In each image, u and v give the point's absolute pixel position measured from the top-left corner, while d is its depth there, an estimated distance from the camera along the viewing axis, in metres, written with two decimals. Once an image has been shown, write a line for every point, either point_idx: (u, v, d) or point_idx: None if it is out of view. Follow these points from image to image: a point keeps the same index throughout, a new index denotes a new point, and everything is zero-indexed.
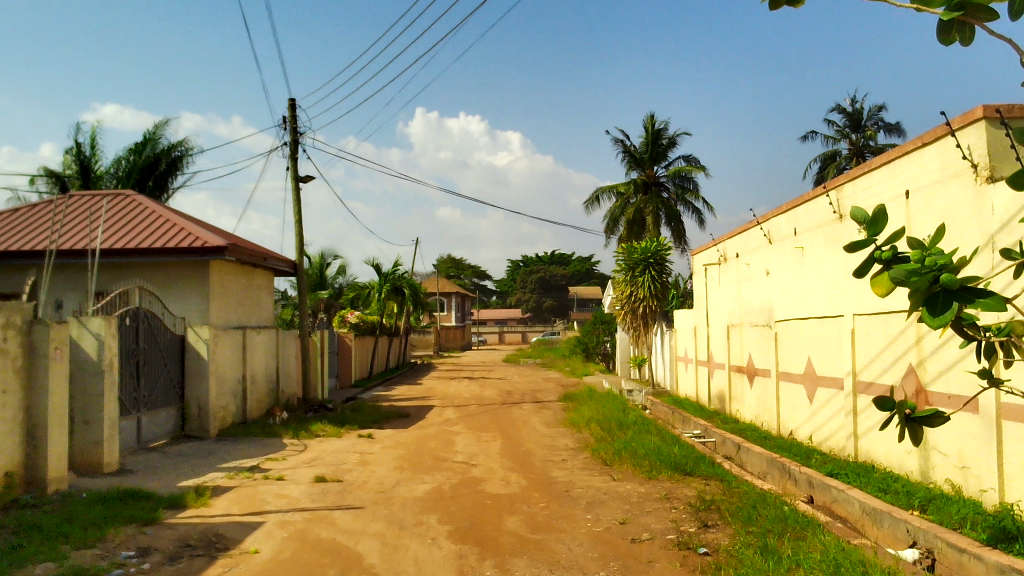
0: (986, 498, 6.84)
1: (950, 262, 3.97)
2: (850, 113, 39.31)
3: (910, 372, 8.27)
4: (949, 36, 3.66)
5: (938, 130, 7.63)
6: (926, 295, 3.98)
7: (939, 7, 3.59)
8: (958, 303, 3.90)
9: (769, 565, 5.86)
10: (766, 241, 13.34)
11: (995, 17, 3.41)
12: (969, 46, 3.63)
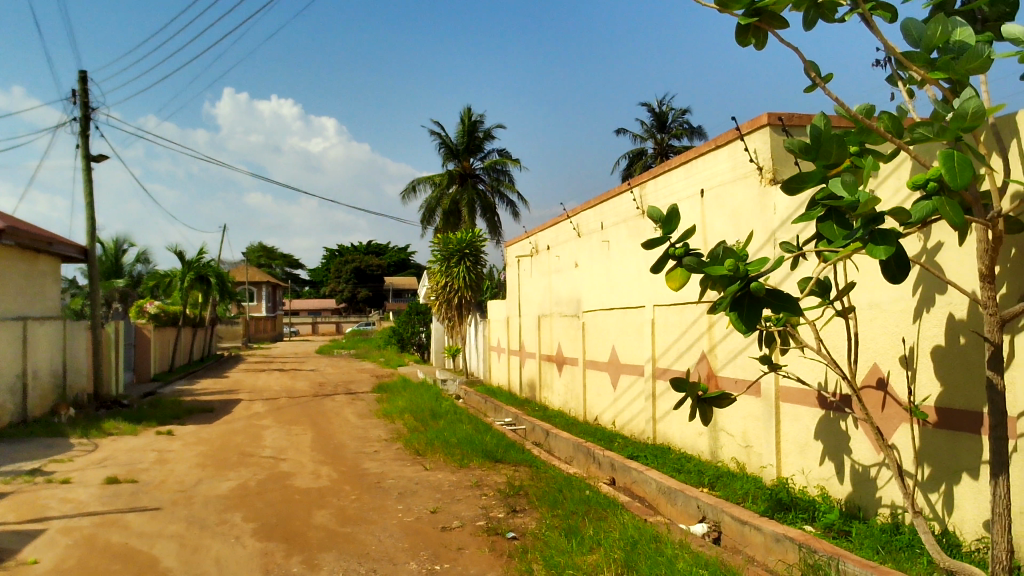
0: (765, 474, 7.47)
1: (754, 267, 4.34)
2: (655, 114, 41.48)
3: (702, 359, 8.87)
4: (746, 38, 4.49)
5: (729, 134, 8.21)
6: (733, 301, 4.39)
7: (739, 11, 4.33)
8: (760, 307, 4.36)
9: (571, 546, 6.09)
10: (575, 235, 13.84)
11: (783, 26, 4.25)
12: (760, 48, 4.49)
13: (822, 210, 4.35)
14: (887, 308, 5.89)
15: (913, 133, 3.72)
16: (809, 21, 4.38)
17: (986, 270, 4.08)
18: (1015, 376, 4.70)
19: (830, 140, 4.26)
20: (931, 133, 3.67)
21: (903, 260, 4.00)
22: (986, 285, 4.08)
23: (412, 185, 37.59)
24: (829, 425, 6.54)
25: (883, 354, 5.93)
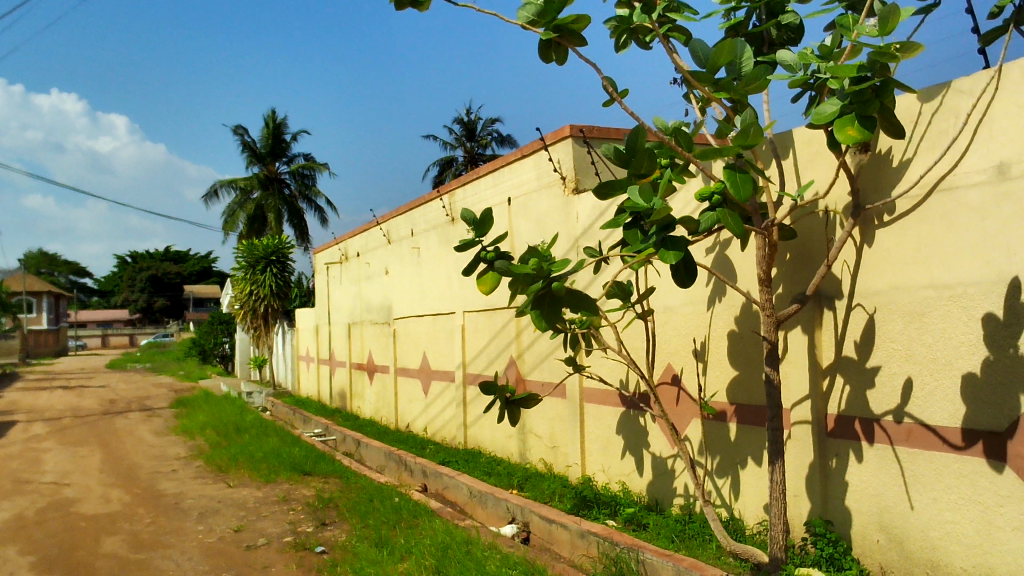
0: (571, 472, 7.74)
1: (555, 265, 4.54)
2: (465, 123, 42.03)
3: (511, 363, 9.08)
4: (549, 54, 4.65)
5: (534, 144, 8.47)
6: (537, 299, 4.59)
7: (541, 28, 4.48)
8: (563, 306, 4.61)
9: (382, 556, 6.03)
10: (385, 241, 13.74)
11: (582, 43, 4.43)
12: (563, 64, 4.66)
13: (629, 217, 4.51)
14: (679, 311, 6.29)
15: (702, 150, 3.97)
16: (623, 44, 4.70)
17: (764, 275, 4.49)
18: (789, 371, 5.15)
19: (644, 152, 4.37)
20: (715, 152, 3.94)
21: (690, 265, 4.28)
22: (763, 288, 4.49)
23: (213, 188, 35.86)
24: (630, 422, 6.88)
25: (676, 353, 6.32)
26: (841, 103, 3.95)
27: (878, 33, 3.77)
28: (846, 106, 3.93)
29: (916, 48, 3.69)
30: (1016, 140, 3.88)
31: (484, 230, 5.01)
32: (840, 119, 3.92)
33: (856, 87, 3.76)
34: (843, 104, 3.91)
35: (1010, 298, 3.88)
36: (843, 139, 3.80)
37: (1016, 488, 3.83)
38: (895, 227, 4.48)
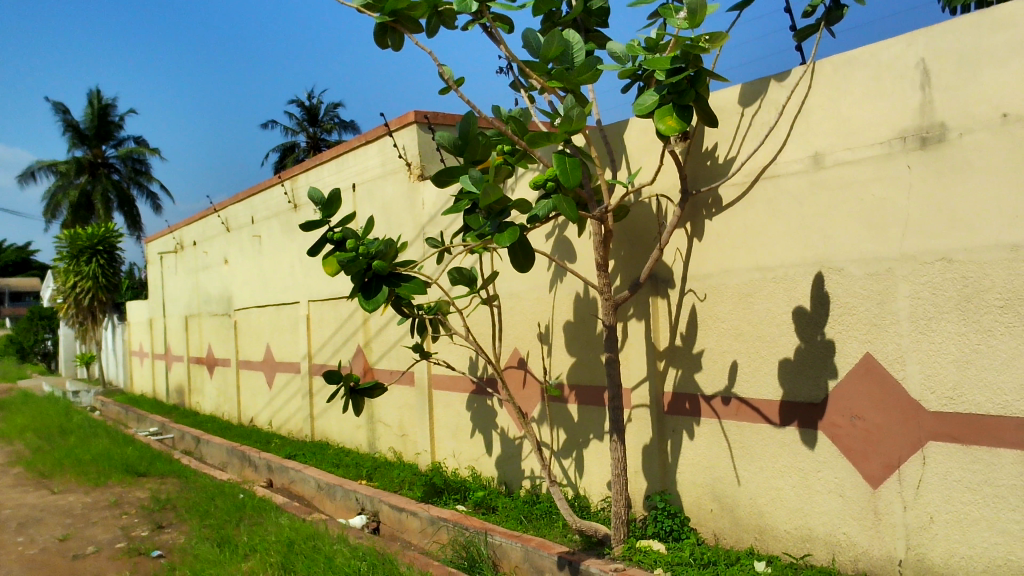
0: (420, 460, 7.72)
1: (380, 249, 4.72)
2: (307, 108, 40.87)
3: (358, 353, 8.94)
4: (384, 40, 4.59)
5: (378, 130, 8.36)
6: (361, 282, 4.76)
7: (376, 13, 4.42)
8: (387, 287, 4.79)
9: (224, 556, 5.81)
10: (223, 229, 13.17)
11: (419, 28, 4.41)
12: (399, 50, 4.62)
13: (470, 203, 4.57)
14: (524, 296, 6.39)
15: (531, 138, 4.20)
16: (431, 29, 4.55)
17: (601, 260, 4.73)
18: (628, 353, 5.35)
19: (477, 139, 4.44)
20: (544, 138, 4.19)
21: (528, 250, 4.39)
22: (600, 273, 4.72)
23: (29, 172, 33.13)
24: (478, 407, 6.94)
25: (522, 338, 6.43)
26: (660, 94, 4.22)
27: (687, 24, 4.00)
28: (665, 96, 4.21)
29: (722, 38, 3.95)
30: (828, 132, 4.18)
31: (333, 210, 4.90)
32: (660, 108, 4.20)
33: (672, 79, 4.03)
34: (661, 95, 4.19)
35: (824, 278, 4.19)
36: (663, 130, 4.07)
37: (830, 455, 4.15)
38: (723, 214, 4.74)
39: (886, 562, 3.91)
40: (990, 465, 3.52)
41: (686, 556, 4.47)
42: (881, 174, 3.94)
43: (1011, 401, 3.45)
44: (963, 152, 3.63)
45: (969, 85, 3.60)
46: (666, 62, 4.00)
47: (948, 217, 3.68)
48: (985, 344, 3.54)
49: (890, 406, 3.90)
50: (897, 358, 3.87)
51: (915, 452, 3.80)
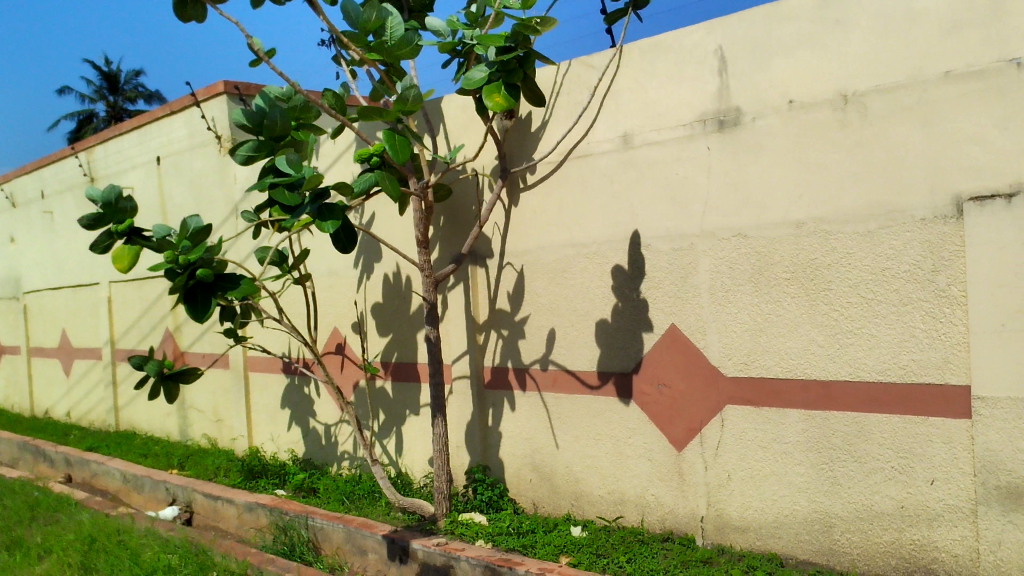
0: (237, 445, 7.42)
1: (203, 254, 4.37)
2: (106, 74, 37.90)
3: (166, 337, 8.44)
4: (185, 13, 4.32)
5: (184, 99, 7.90)
6: (185, 291, 4.43)
7: None
8: (213, 296, 4.49)
9: (14, 559, 5.34)
10: (8, 205, 11.99)
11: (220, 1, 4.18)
12: (202, 23, 4.36)
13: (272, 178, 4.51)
14: (342, 274, 6.26)
15: (363, 112, 4.01)
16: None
17: (421, 237, 4.74)
18: (449, 329, 5.38)
19: (275, 115, 4.36)
20: (377, 112, 4.00)
21: (350, 231, 4.33)
22: (421, 250, 4.74)
23: None
24: (297, 388, 6.76)
25: (341, 317, 6.31)
26: (488, 71, 4.25)
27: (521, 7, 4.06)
28: (493, 74, 4.25)
29: (551, 24, 4.06)
30: (636, 114, 4.37)
31: (118, 207, 4.50)
32: (488, 85, 4.24)
33: (502, 58, 4.08)
34: (490, 72, 4.22)
35: (633, 253, 4.38)
36: (493, 107, 4.14)
37: (640, 421, 4.37)
38: (539, 190, 4.85)
39: (690, 519, 4.18)
40: (778, 424, 3.83)
41: (506, 526, 4.57)
42: (683, 155, 4.16)
43: (796, 365, 3.77)
44: (755, 135, 3.89)
45: (760, 73, 3.87)
46: (496, 40, 4.01)
47: (742, 196, 3.94)
48: (774, 314, 3.84)
49: (692, 373, 4.16)
50: (698, 328, 4.13)
51: (714, 415, 4.07)
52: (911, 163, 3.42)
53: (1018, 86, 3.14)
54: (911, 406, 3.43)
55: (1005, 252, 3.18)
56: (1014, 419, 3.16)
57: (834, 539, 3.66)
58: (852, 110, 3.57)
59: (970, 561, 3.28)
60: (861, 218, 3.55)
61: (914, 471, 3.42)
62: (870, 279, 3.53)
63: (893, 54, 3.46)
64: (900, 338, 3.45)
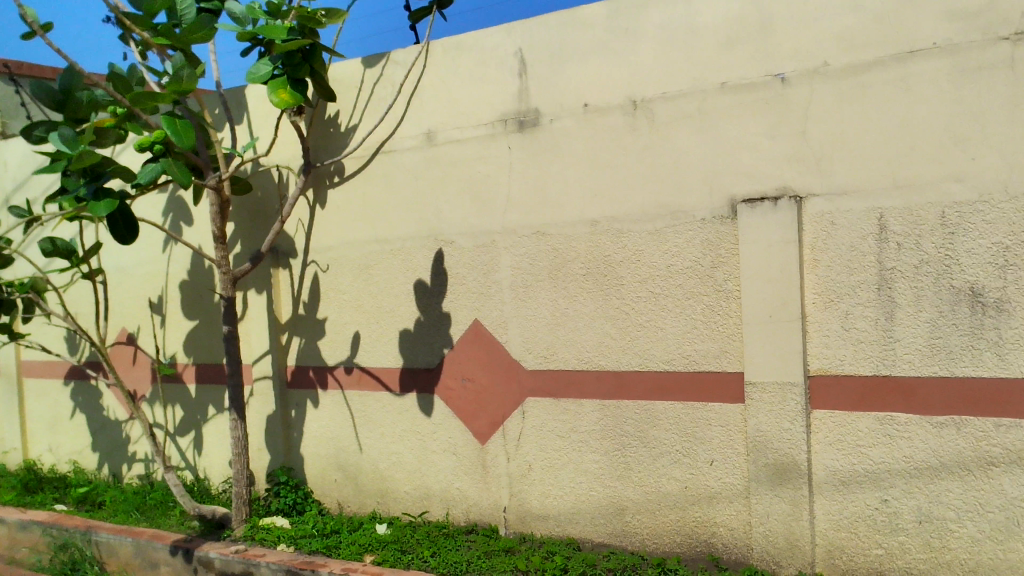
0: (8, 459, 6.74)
1: None
2: None
3: None
4: None
5: None
6: None
7: None
8: None
9: None
10: None
11: None
12: None
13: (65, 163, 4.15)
14: (132, 271, 5.87)
15: (135, 95, 3.97)
16: None
17: (218, 233, 4.54)
18: (248, 328, 5.17)
19: (79, 98, 4.23)
20: (150, 97, 3.99)
21: (129, 220, 4.07)
22: (218, 246, 4.54)
23: None
24: (80, 394, 6.25)
25: (130, 316, 5.90)
26: (273, 65, 4.25)
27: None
28: (277, 67, 4.25)
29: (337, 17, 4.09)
30: (439, 112, 4.40)
31: None
32: (273, 80, 4.24)
33: (288, 48, 4.12)
34: (274, 66, 4.24)
35: (437, 250, 4.42)
36: (278, 102, 4.15)
37: (446, 416, 4.42)
38: (343, 186, 4.77)
39: (493, 510, 4.27)
40: (575, 414, 4.00)
41: (309, 528, 4.47)
42: (485, 154, 4.24)
43: (591, 357, 3.94)
44: (553, 136, 4.03)
45: (558, 76, 4.01)
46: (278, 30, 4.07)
47: (541, 195, 4.07)
48: (571, 308, 4.00)
49: (494, 366, 4.26)
50: (501, 323, 4.22)
51: (516, 408, 4.18)
52: (692, 167, 3.67)
53: (782, 99, 3.45)
54: (694, 394, 3.68)
55: (773, 249, 3.45)
56: (781, 402, 3.44)
57: (626, 521, 3.86)
58: (641, 115, 3.79)
59: (744, 534, 3.57)
60: (649, 218, 3.76)
61: (696, 454, 3.68)
62: (657, 275, 3.75)
63: (676, 64, 3.69)
64: (684, 331, 3.69)
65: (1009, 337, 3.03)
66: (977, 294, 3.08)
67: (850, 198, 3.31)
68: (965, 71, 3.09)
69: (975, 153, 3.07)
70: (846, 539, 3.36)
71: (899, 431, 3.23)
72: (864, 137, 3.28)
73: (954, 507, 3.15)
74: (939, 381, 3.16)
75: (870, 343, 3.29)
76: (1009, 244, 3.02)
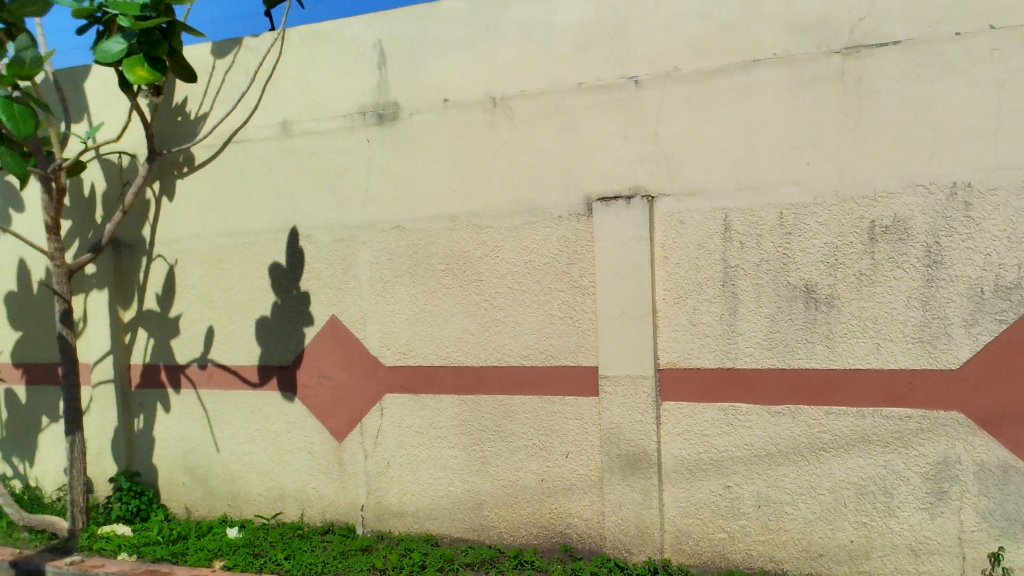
0: None
1: None
2: None
3: None
4: None
5: None
6: None
7: None
8: None
9: None
10: None
11: None
12: None
13: None
14: None
15: None
16: None
17: (51, 223, 4.22)
18: (86, 326, 4.85)
19: None
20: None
21: None
22: (52, 237, 4.23)
23: None
24: None
25: None
26: (127, 42, 3.97)
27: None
28: (133, 45, 3.98)
29: None
30: (295, 101, 4.28)
31: None
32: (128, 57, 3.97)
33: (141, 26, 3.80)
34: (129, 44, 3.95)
35: (293, 243, 4.29)
36: (136, 79, 3.91)
37: (301, 414, 4.31)
38: (193, 176, 4.55)
39: (350, 509, 4.20)
40: (434, 410, 3.98)
41: (153, 535, 4.25)
42: (343, 146, 4.16)
43: (450, 353, 3.94)
44: (412, 130, 4.00)
45: (417, 70, 3.98)
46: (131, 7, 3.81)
47: (400, 189, 4.03)
48: (430, 304, 3.98)
49: (352, 363, 4.19)
50: (358, 319, 4.15)
51: (374, 405, 4.12)
52: (549, 165, 3.72)
53: (635, 101, 3.56)
54: (550, 388, 3.75)
55: (626, 246, 3.55)
56: (633, 395, 3.55)
57: (483, 515, 3.89)
58: (500, 112, 3.81)
59: (597, 523, 3.67)
60: (508, 214, 3.80)
61: (552, 447, 3.74)
62: (515, 271, 3.79)
63: (535, 63, 3.74)
64: (540, 326, 3.75)
65: (838, 330, 3.25)
66: (811, 290, 3.28)
67: (697, 199, 3.46)
68: (802, 82, 3.28)
69: (810, 158, 3.27)
70: (692, 525, 3.51)
71: (740, 420, 3.41)
72: (710, 141, 3.44)
73: (788, 491, 3.35)
74: (777, 372, 3.35)
75: (714, 337, 3.45)
76: (838, 244, 3.23)
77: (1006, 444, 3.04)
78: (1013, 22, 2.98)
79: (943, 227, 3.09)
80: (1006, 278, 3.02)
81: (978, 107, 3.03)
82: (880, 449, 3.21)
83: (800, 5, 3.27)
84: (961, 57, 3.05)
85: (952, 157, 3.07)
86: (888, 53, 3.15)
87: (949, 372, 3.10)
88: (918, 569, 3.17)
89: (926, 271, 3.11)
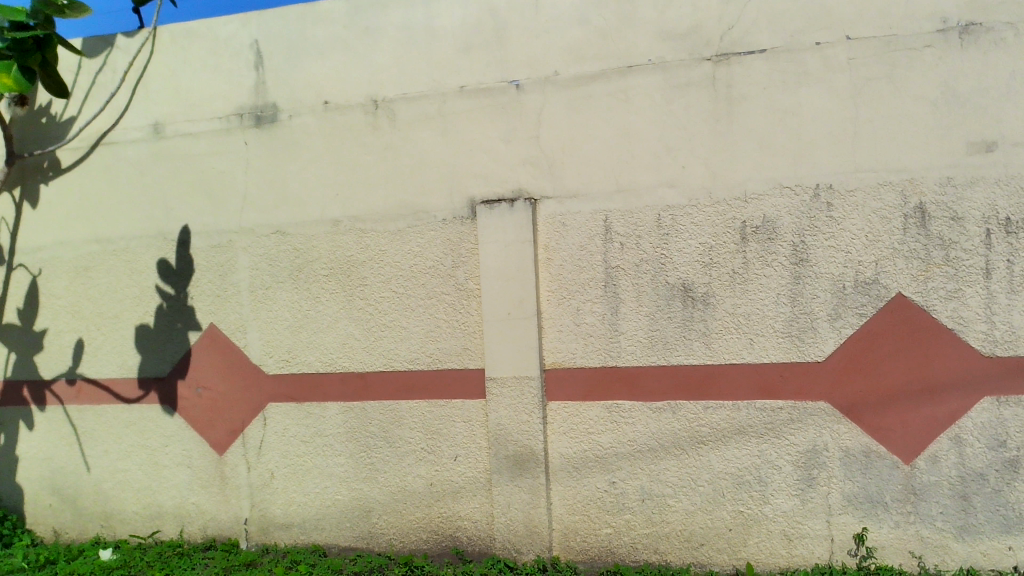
0: None
1: None
2: None
3: None
4: None
5: None
6: None
7: None
8: None
9: None
10: None
11: None
12: None
13: None
14: None
15: None
16: None
17: None
18: None
19: None
20: None
21: None
22: None
23: None
24: None
25: None
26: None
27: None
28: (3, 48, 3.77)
29: None
30: (166, 102, 4.12)
31: None
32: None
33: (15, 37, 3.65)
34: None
35: (167, 249, 4.13)
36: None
37: (179, 427, 4.15)
38: (56, 180, 4.32)
39: (233, 523, 4.06)
40: (319, 418, 3.91)
41: (17, 562, 3.99)
42: (219, 149, 4.03)
43: (335, 358, 3.87)
44: (292, 132, 3.91)
45: (296, 71, 3.90)
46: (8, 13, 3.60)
47: (280, 193, 3.93)
48: (314, 309, 3.90)
49: (233, 372, 4.06)
50: (239, 327, 4.03)
51: (256, 415, 4.01)
52: (432, 168, 3.72)
53: (516, 105, 3.59)
54: (438, 392, 3.74)
55: (510, 249, 3.58)
56: (519, 396, 3.58)
57: (372, 522, 3.84)
58: (382, 115, 3.78)
59: (487, 525, 3.68)
60: (391, 217, 3.77)
61: (441, 451, 3.74)
62: (400, 275, 3.76)
63: (417, 66, 3.73)
64: (427, 329, 3.74)
65: (714, 328, 3.37)
66: (688, 289, 3.40)
67: (579, 201, 3.53)
68: (675, 87, 3.39)
69: (684, 162, 3.39)
70: (579, 522, 3.57)
71: (623, 417, 3.49)
72: (590, 144, 3.51)
73: (670, 484, 3.45)
74: (657, 369, 3.45)
75: (598, 336, 3.52)
76: (712, 244, 3.36)
77: (867, 430, 3.23)
78: (865, 34, 3.18)
79: (808, 227, 3.25)
80: (865, 274, 3.21)
81: (837, 113, 3.21)
82: (755, 440, 3.35)
83: (672, 14, 3.39)
84: (820, 65, 3.22)
85: (815, 160, 3.24)
86: (754, 61, 3.30)
87: (816, 364, 3.27)
88: (791, 553, 3.33)
89: (793, 268, 3.27)
